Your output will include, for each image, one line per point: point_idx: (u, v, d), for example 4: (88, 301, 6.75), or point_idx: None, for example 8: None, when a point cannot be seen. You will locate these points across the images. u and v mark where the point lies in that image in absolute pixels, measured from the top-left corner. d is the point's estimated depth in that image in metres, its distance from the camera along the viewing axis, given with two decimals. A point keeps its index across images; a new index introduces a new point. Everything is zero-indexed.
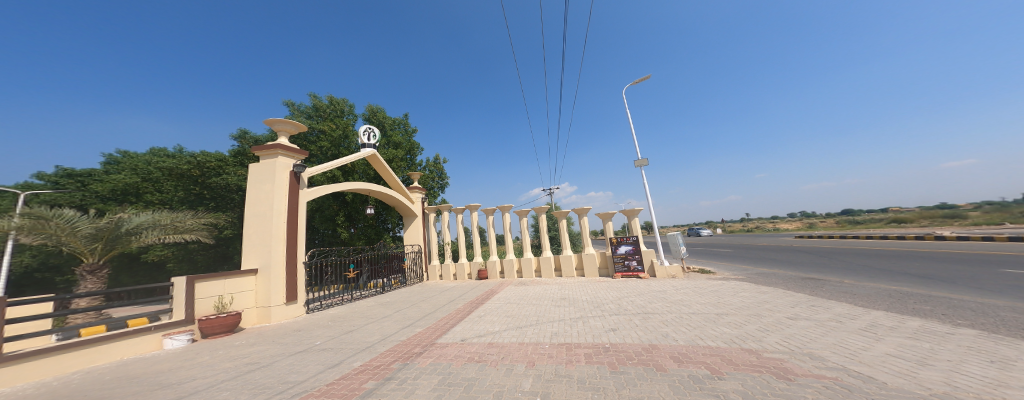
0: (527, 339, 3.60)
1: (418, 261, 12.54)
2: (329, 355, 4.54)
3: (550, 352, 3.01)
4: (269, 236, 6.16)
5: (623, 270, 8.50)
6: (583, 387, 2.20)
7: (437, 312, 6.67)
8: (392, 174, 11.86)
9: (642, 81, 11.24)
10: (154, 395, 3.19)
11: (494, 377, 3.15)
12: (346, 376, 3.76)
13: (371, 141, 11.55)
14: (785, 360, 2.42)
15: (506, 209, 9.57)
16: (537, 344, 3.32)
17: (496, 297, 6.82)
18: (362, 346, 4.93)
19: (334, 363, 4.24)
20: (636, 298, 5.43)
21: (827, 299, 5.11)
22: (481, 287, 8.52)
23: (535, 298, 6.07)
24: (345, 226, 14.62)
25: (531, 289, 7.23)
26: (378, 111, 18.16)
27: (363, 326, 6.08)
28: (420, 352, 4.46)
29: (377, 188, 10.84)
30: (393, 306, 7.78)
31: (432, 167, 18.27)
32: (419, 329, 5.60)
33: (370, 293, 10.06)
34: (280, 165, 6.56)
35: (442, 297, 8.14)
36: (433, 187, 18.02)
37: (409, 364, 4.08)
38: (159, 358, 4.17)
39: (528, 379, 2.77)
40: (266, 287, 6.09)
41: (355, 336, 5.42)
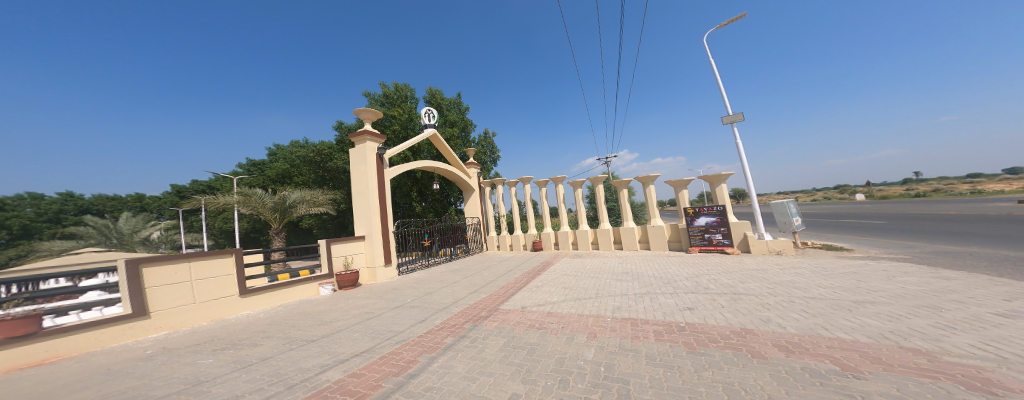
0: (588, 311, 3.60)
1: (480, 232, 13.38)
2: (418, 311, 5.25)
3: (613, 326, 2.98)
4: (368, 210, 7.25)
5: (702, 244, 7.79)
6: (652, 364, 2.14)
7: (500, 280, 7.07)
8: (452, 152, 12.45)
9: (738, 21, 8.32)
10: (314, 330, 4.06)
11: (556, 344, 3.26)
12: (431, 331, 4.33)
13: (431, 122, 12.24)
14: (985, 370, 1.90)
15: (558, 180, 9.33)
16: (599, 317, 3.30)
17: (552, 268, 6.93)
18: (439, 306, 5.57)
19: (421, 319, 4.89)
20: (719, 276, 4.95)
21: (1004, 288, 3.89)
22: (539, 257, 8.75)
23: (593, 271, 6.00)
24: (418, 200, 16.27)
25: (588, 261, 7.19)
26: (435, 94, 19.04)
27: (439, 289, 6.84)
28: (486, 315, 4.85)
29: (440, 166, 11.58)
30: (462, 274, 8.52)
31: (484, 143, 18.69)
32: (483, 295, 6.06)
33: (442, 260, 11.24)
34: (369, 149, 7.45)
35: (501, 266, 8.64)
36: (488, 162, 18.58)
37: (478, 325, 4.49)
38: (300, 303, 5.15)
39: (590, 349, 2.81)
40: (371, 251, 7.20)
41: (434, 297, 6.15)
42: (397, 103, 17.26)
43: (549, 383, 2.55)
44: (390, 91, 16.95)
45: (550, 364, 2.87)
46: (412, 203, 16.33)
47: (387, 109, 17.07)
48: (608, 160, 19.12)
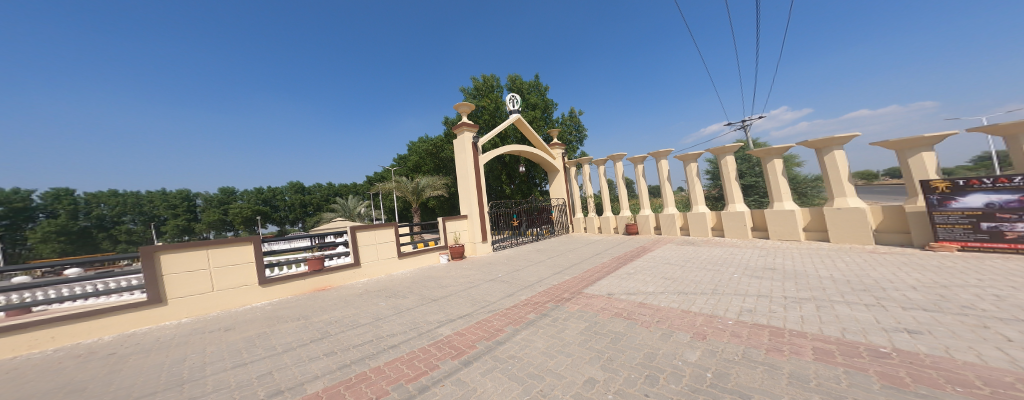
0: (694, 309, 3.07)
1: (565, 213, 13.30)
2: (505, 287, 5.61)
3: (734, 331, 2.42)
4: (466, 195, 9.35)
5: (966, 239, 4.74)
6: (803, 387, 1.65)
7: (589, 263, 6.83)
8: (536, 135, 12.39)
9: None
10: None
11: (647, 338, 2.92)
12: (516, 306, 4.54)
13: (514, 108, 12.40)
14: None
15: (661, 156, 8.24)
16: (712, 317, 2.75)
17: (649, 255, 6.27)
18: (524, 284, 5.76)
19: (509, 293, 5.28)
20: (969, 287, 3.24)
21: None
22: (631, 242, 8.07)
23: (708, 263, 5.09)
24: (506, 183, 17.09)
25: (696, 251, 6.25)
26: (517, 79, 18.85)
27: (525, 267, 7.13)
28: (569, 297, 4.74)
29: (525, 149, 11.74)
30: (546, 253, 8.67)
31: (570, 122, 17.97)
32: (567, 277, 5.95)
33: (528, 239, 11.83)
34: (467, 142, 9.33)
35: (587, 249, 8.39)
36: (574, 141, 17.91)
37: (560, 306, 4.43)
38: (426, 275, 7.50)
39: (695, 351, 2.39)
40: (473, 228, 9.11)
41: (520, 275, 6.42)
42: (484, 93, 18.14)
43: (633, 375, 2.28)
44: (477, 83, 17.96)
45: (636, 356, 2.60)
46: (502, 185, 17.31)
47: (477, 100, 18.21)
48: (743, 125, 16.10)
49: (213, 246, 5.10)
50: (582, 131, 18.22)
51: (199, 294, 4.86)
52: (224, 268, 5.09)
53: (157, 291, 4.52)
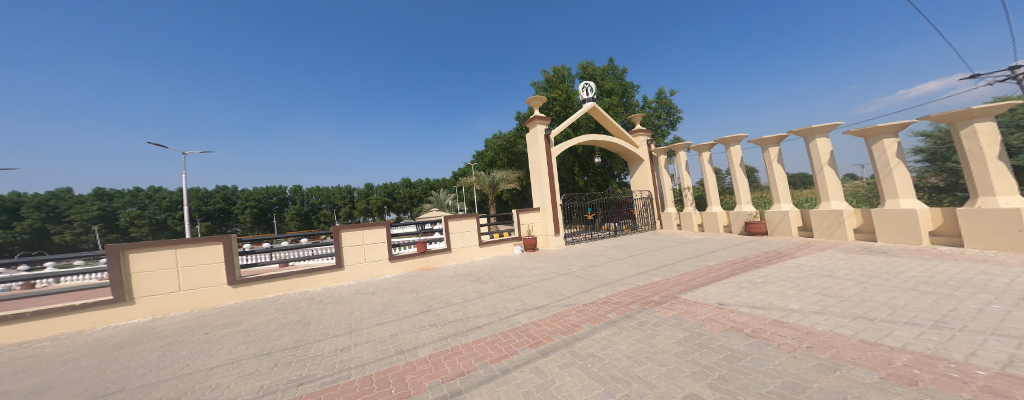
0: (877, 342, 2.23)
1: (649, 208, 12.02)
2: (583, 283, 5.39)
3: (983, 389, 1.60)
4: (539, 186, 9.94)
5: None
6: None
7: (683, 265, 6.01)
8: (614, 123, 11.52)
9: None
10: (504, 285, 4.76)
11: (787, 365, 2.28)
12: (594, 304, 4.31)
13: (589, 96, 11.77)
14: None
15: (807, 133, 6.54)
16: (926, 361, 1.91)
17: (775, 260, 5.01)
18: (603, 281, 5.45)
19: (586, 289, 5.09)
20: None
21: None
22: (755, 246, 6.44)
23: (880, 276, 3.75)
24: (579, 175, 16.47)
25: (850, 258, 4.74)
26: (588, 66, 17.77)
27: (604, 264, 6.78)
28: (659, 301, 4.21)
29: (602, 139, 11.06)
30: (628, 251, 8.03)
31: (658, 104, 16.11)
32: (654, 278, 5.34)
33: (604, 235, 11.29)
34: (539, 132, 9.89)
35: (682, 248, 7.35)
36: (662, 125, 15.94)
37: (648, 309, 3.95)
38: (506, 265, 8.04)
39: (887, 397, 1.71)
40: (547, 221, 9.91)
41: (598, 272, 6.12)
42: (557, 85, 17.82)
43: None
44: (550, 75, 17.68)
45: (768, 382, 2.06)
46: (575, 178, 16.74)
47: (549, 92, 17.99)
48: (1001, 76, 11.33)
49: (367, 228, 7.45)
50: (670, 114, 16.19)
51: (358, 262, 7.22)
52: (371, 244, 7.38)
53: (339, 257, 6.97)
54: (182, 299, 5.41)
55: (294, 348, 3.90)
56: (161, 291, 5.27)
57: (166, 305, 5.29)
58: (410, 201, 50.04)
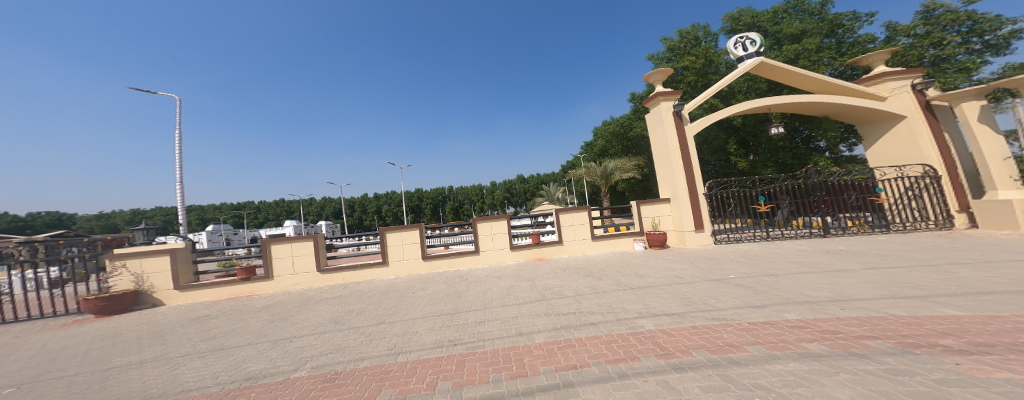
0: None
1: (919, 193, 8.34)
2: (757, 296, 4.50)
3: None
4: (673, 173, 9.82)
5: None
6: None
7: (980, 292, 3.77)
8: (800, 72, 9.27)
9: None
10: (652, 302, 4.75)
11: None
12: (776, 327, 3.26)
13: (750, 50, 9.49)
14: None
15: None
16: None
17: None
18: (801, 299, 4.22)
19: (757, 304, 4.18)
20: None
21: None
22: None
23: None
24: (740, 153, 14.14)
25: None
26: (741, 14, 15.12)
27: (790, 275, 5.53)
28: (946, 345, 2.31)
29: (765, 102, 9.24)
30: (843, 261, 6.11)
31: (943, 23, 11.16)
32: (920, 307, 3.50)
33: (800, 234, 9.26)
34: (663, 108, 10.00)
35: (953, 270, 4.87)
36: (955, 54, 10.88)
37: (903, 352, 2.28)
38: (626, 262, 8.42)
39: None
40: (677, 209, 9.94)
41: (788, 286, 4.89)
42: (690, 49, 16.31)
43: None
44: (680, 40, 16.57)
45: None
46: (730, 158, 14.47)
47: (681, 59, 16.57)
48: None
49: (494, 221, 10.28)
50: (971, 34, 10.85)
51: (490, 249, 10.24)
52: (495, 234, 10.34)
53: (477, 244, 10.17)
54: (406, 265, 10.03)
55: (449, 314, 5.53)
56: (397, 258, 9.97)
57: (400, 268, 9.95)
58: (524, 196, 57.41)
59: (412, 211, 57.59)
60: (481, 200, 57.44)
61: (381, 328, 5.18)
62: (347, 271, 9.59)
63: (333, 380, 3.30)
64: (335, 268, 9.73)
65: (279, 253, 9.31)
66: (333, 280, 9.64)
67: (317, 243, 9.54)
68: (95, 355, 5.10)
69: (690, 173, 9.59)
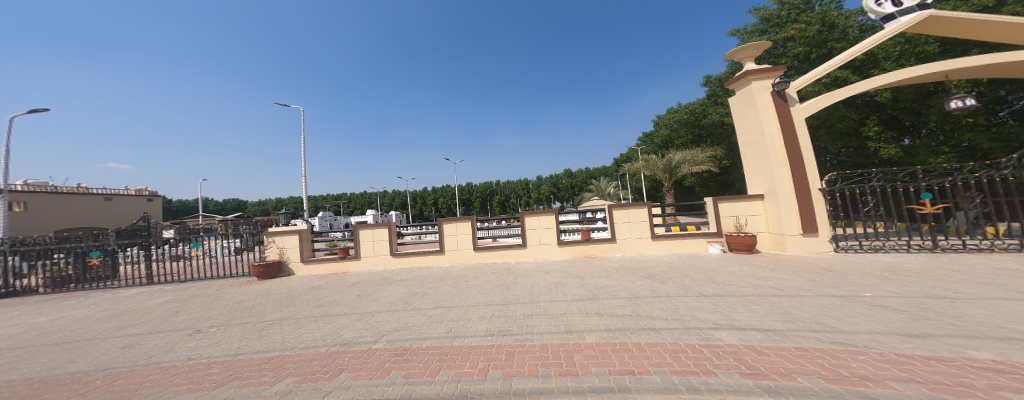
0: None
1: None
2: (920, 324, 3.85)
3: None
4: (771, 164, 9.22)
5: None
6: None
7: None
8: (982, 21, 7.72)
9: None
10: (758, 317, 4.64)
11: None
12: (949, 365, 2.76)
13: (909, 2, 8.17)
14: None
15: None
16: None
17: None
18: (1000, 335, 3.42)
19: (915, 333, 3.62)
20: None
21: None
22: None
23: None
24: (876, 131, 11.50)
25: None
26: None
27: (962, 301, 4.62)
28: None
29: (894, 78, 8.20)
30: None
31: None
32: None
33: (982, 247, 7.79)
34: (757, 90, 9.48)
35: None
36: None
37: None
38: (699, 267, 8.26)
39: None
40: (775, 205, 9.28)
41: (970, 316, 4.05)
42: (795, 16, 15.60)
43: None
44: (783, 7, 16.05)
45: None
46: (868, 144, 11.90)
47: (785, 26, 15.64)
48: None
49: (542, 216, 11.15)
50: None
51: (538, 244, 11.03)
52: (544, 229, 11.06)
53: (525, 239, 11.05)
54: (459, 254, 11.43)
55: (501, 304, 6.45)
56: (453, 247, 11.43)
57: (454, 256, 11.43)
58: (571, 191, 57.75)
59: (464, 204, 61.59)
60: (527, 194, 59.21)
61: (444, 312, 6.30)
62: (413, 255, 11.42)
63: (403, 355, 4.39)
64: (405, 252, 11.73)
65: (365, 237, 11.62)
66: (403, 263, 11.60)
67: (390, 228, 11.59)
68: (273, 310, 7.30)
69: (795, 163, 8.92)
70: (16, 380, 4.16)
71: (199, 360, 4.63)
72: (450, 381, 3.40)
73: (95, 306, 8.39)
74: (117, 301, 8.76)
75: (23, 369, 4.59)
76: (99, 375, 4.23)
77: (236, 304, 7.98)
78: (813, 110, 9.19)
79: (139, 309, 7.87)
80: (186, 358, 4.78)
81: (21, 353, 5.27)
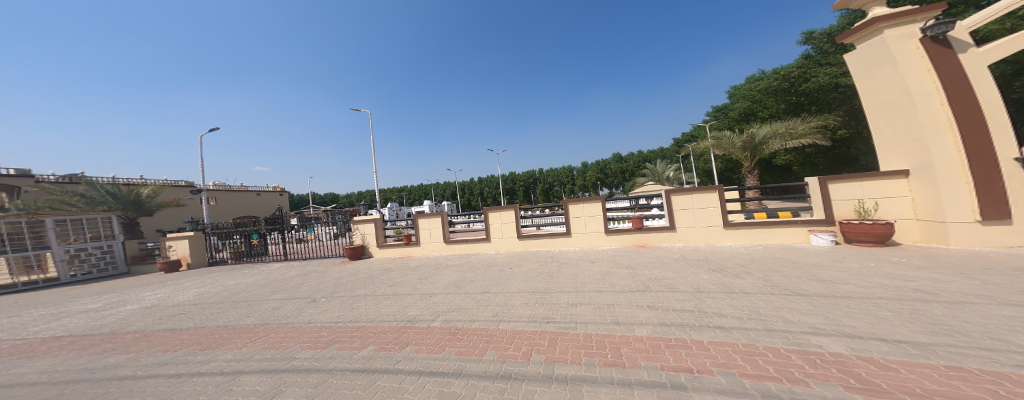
0: None
1: None
2: None
3: None
4: (922, 129, 6.81)
5: None
6: None
7: None
8: None
9: None
10: (836, 318, 4.28)
11: None
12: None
13: None
14: None
15: None
16: None
17: None
18: None
19: None
20: None
21: None
22: None
23: None
24: None
25: None
26: None
27: None
28: None
29: None
30: None
31: None
32: None
33: None
34: (892, 38, 7.12)
35: None
36: None
37: None
38: (762, 257, 7.85)
39: None
40: (930, 184, 6.78)
41: None
42: None
43: None
44: None
45: None
46: None
47: None
48: None
49: (586, 203, 11.31)
50: None
51: (585, 232, 11.29)
52: (591, 216, 11.25)
53: (569, 228, 11.46)
54: (504, 242, 12.49)
55: (546, 294, 7.12)
56: (499, 235, 12.55)
57: (499, 245, 12.56)
58: (621, 176, 56.32)
59: (511, 193, 63.84)
60: (572, 182, 58.83)
61: (496, 298, 7.17)
62: (463, 242, 12.80)
63: (455, 334, 5.45)
64: (456, 240, 13.22)
65: (424, 225, 13.45)
66: (454, 250, 13.13)
67: (442, 218, 13.23)
68: (360, 287, 9.24)
69: (968, 125, 6.28)
70: (222, 325, 6.36)
71: (315, 323, 6.41)
72: (496, 361, 4.13)
73: (257, 275, 11.57)
74: (269, 272, 11.96)
75: (223, 318, 6.85)
76: (260, 327, 6.18)
77: (334, 280, 10.25)
78: (1002, 52, 6.34)
79: (281, 279, 10.66)
80: (308, 320, 6.64)
81: (223, 307, 7.77)
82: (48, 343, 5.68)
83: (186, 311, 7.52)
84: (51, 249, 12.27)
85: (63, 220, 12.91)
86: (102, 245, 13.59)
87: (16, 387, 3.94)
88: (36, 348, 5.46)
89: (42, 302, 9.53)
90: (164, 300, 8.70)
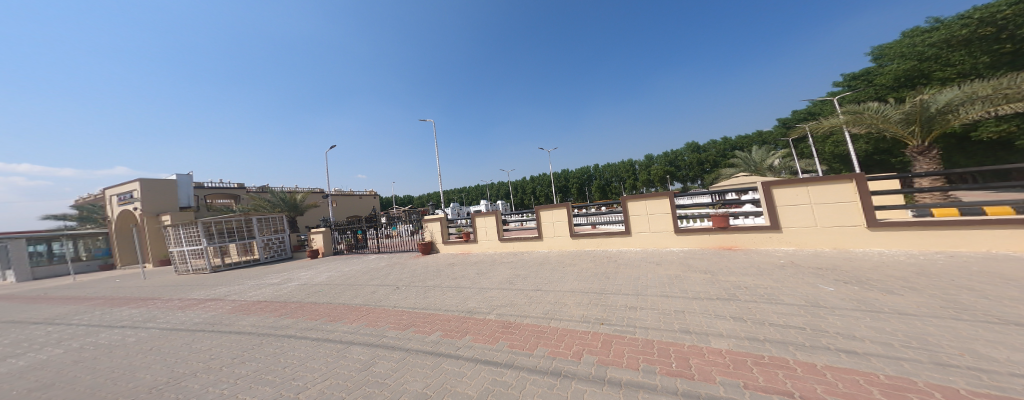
0: None
1: None
2: None
3: None
4: None
5: None
6: None
7: None
8: None
9: None
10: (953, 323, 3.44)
11: None
12: None
13: None
14: None
15: None
16: None
17: None
18: None
19: None
20: None
21: None
22: None
23: None
24: None
25: None
26: None
27: None
28: None
29: None
30: None
31: None
32: None
33: None
34: None
35: None
36: None
37: None
38: (865, 258, 6.56)
39: None
40: None
41: None
42: None
43: None
44: None
45: None
46: None
47: None
48: None
49: (648, 200, 10.39)
50: None
51: (644, 231, 10.46)
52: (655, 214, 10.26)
53: (628, 226, 10.69)
54: (555, 240, 12.90)
55: (601, 293, 6.92)
56: (551, 234, 13.07)
57: (550, 243, 13.06)
58: (697, 168, 50.41)
59: (564, 191, 62.51)
60: (633, 177, 54.76)
61: (548, 294, 7.51)
62: (517, 240, 13.79)
63: (508, 328, 5.53)
64: (510, 238, 14.35)
65: (481, 223, 14.94)
66: (508, 247, 14.35)
67: (496, 217, 14.48)
68: (432, 279, 10.91)
69: None
70: (342, 303, 8.53)
71: (398, 307, 7.97)
72: (546, 357, 3.80)
73: (363, 264, 14.65)
74: (371, 263, 14.98)
75: (343, 298, 9.13)
76: (365, 308, 8.07)
77: (412, 271, 12.38)
78: None
79: (378, 268, 13.35)
80: (396, 304, 8.31)
81: (343, 288, 10.28)
82: (255, 305, 8.69)
83: (321, 290, 10.22)
84: (257, 239, 17.80)
85: (261, 218, 18.67)
86: (280, 236, 19.18)
87: (244, 333, 6.23)
88: (250, 307, 8.38)
89: (250, 275, 14.07)
90: (309, 280, 11.90)
